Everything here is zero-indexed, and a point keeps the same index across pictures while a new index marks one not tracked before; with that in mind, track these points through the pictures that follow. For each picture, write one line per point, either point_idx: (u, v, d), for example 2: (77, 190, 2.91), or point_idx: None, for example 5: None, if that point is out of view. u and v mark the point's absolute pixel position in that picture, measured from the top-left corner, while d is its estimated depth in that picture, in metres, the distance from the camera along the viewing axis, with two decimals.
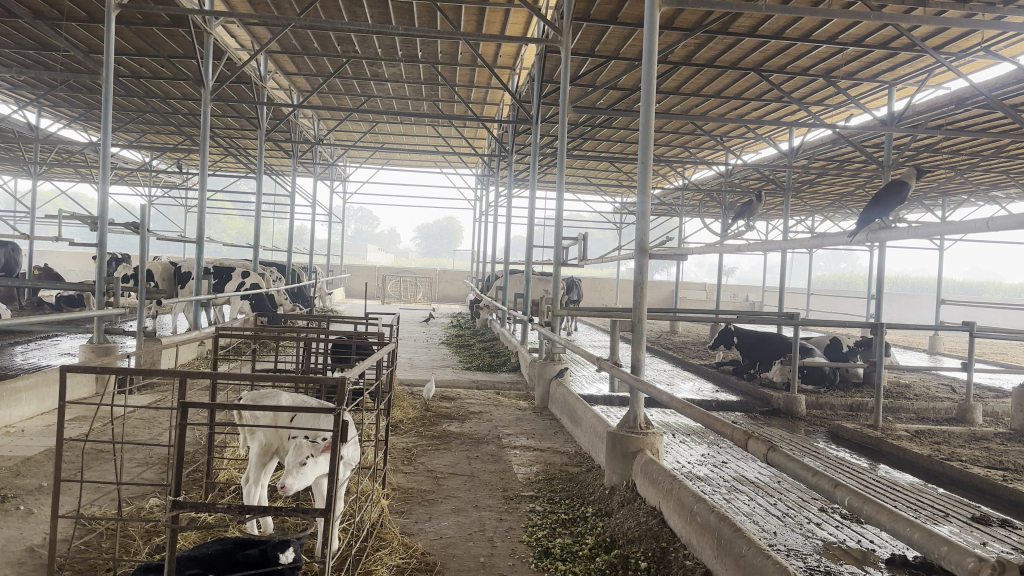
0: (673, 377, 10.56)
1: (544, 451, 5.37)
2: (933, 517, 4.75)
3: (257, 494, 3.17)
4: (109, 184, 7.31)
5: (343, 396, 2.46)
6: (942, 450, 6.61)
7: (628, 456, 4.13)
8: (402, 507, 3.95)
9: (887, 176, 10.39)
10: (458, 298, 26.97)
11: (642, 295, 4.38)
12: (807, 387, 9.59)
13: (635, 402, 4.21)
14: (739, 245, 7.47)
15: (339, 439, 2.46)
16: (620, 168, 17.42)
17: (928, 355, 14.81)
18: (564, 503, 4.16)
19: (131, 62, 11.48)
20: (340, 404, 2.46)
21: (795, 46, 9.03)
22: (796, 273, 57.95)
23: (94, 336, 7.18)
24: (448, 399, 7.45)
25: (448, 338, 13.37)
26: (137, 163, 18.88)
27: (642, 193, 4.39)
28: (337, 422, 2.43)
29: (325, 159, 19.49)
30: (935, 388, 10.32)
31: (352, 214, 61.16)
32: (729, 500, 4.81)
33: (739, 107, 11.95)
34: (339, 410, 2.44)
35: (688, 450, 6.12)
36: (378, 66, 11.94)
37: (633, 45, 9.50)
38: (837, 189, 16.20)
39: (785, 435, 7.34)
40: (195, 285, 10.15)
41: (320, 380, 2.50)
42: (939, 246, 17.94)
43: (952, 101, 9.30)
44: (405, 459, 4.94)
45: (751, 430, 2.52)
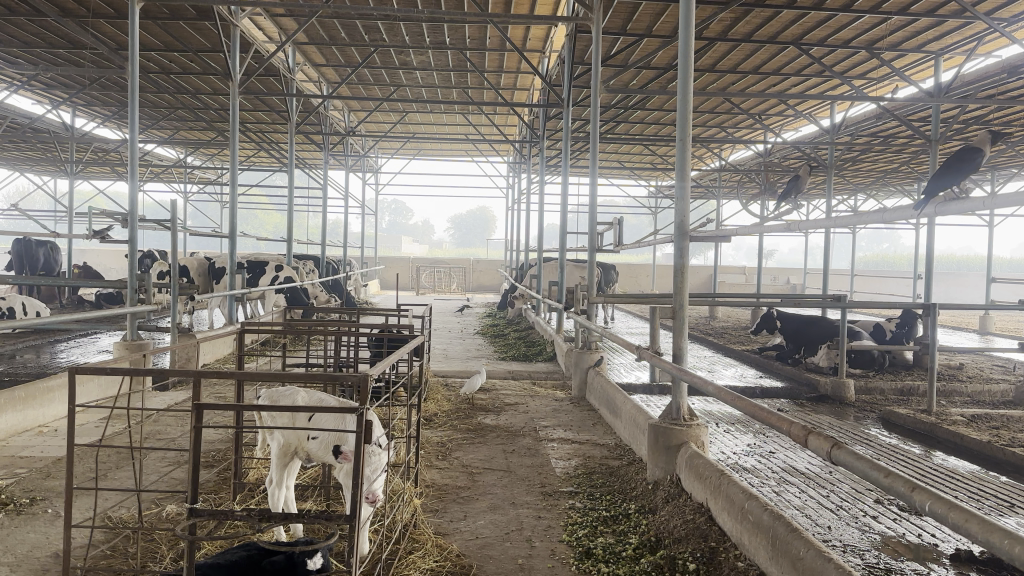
0: (715, 363, 10.31)
1: (583, 444, 5.19)
2: (997, 507, 4.48)
3: (280, 497, 3.07)
4: (138, 180, 7.25)
5: (367, 394, 2.31)
6: (1001, 435, 6.29)
7: (672, 449, 3.94)
8: (437, 505, 3.80)
9: (936, 151, 9.99)
10: (493, 288, 26.82)
11: (683, 281, 4.17)
12: (855, 371, 9.27)
13: (678, 392, 4.00)
14: (781, 226, 7.20)
15: (363, 440, 2.31)
16: (655, 152, 17.12)
17: (980, 335, 14.32)
18: (605, 499, 3.98)
19: (161, 57, 11.51)
20: (363, 402, 2.32)
21: (835, 17, 8.67)
22: (837, 254, 56.88)
23: (128, 333, 7.18)
24: (483, 390, 7.31)
25: (483, 327, 13.27)
26: (171, 160, 19.03)
27: (681, 174, 4.16)
28: (361, 420, 2.28)
29: (357, 151, 19.45)
30: (989, 370, 9.93)
31: (386, 206, 61.41)
32: (778, 493, 4.58)
33: (777, 83, 11.58)
34: (363, 409, 2.30)
35: (733, 440, 5.89)
36: (407, 54, 11.80)
37: (666, 21, 9.22)
38: (881, 166, 15.71)
39: (834, 422, 7.06)
40: (229, 280, 10.11)
41: (342, 378, 2.37)
42: (989, 222, 17.32)
43: (1002, 69, 8.85)
44: (439, 454, 4.80)
45: (811, 425, 2.28)
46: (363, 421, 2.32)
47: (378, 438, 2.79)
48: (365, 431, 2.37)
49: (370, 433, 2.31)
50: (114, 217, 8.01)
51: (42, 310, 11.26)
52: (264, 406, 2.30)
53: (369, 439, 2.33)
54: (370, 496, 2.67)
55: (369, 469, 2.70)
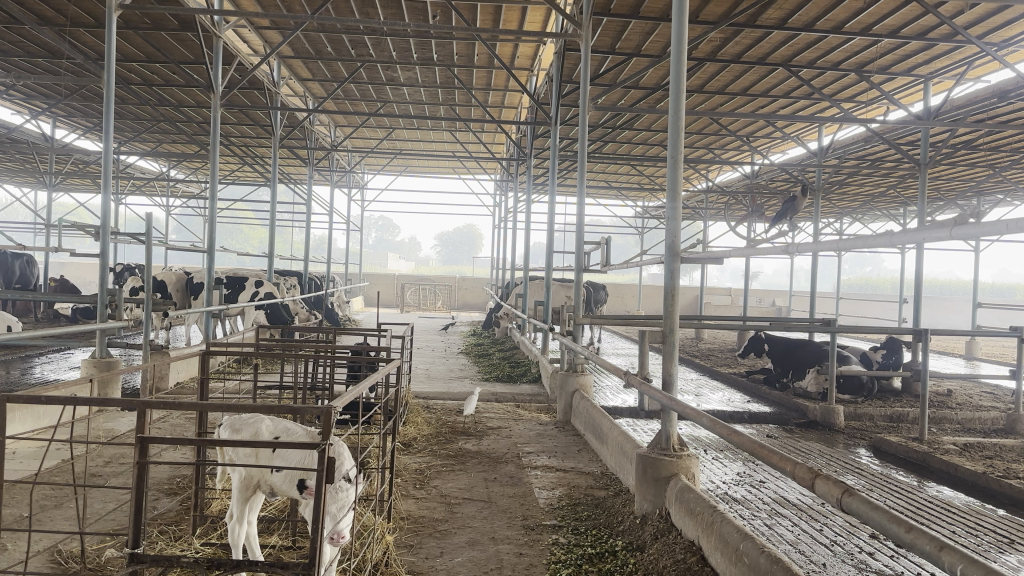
0: (702, 386, 10.14)
1: (568, 472, 4.98)
2: (997, 544, 4.29)
3: (241, 534, 2.87)
4: (111, 191, 6.99)
5: (330, 429, 2.10)
6: (995, 466, 6.13)
7: (660, 481, 3.76)
8: (412, 540, 3.58)
9: (925, 175, 9.93)
10: (478, 307, 26.56)
11: (674, 304, 4.00)
12: (844, 396, 9.13)
13: (668, 421, 3.82)
14: (771, 248, 7.06)
15: (325, 481, 2.10)
16: (642, 171, 17.07)
17: (966, 361, 14.25)
18: (591, 534, 3.78)
19: (143, 69, 11.32)
20: (326, 437, 2.11)
21: (825, 39, 8.60)
22: (823, 277, 57.04)
23: (97, 350, 6.93)
24: (465, 413, 7.09)
25: (467, 346, 13.07)
26: (153, 173, 18.78)
27: (673, 194, 4.00)
28: (323, 458, 2.08)
29: (342, 166, 19.26)
30: (978, 396, 9.80)
31: (372, 222, 61.17)
32: (770, 526, 4.38)
33: (766, 104, 11.52)
34: (326, 445, 2.09)
35: (722, 468, 5.70)
36: (393, 69, 11.68)
37: (655, 41, 9.13)
38: (868, 189, 15.68)
39: (823, 449, 6.90)
40: (207, 296, 9.86)
41: (303, 410, 2.15)
42: (975, 247, 17.32)
43: (993, 94, 8.77)
44: (417, 482, 4.58)
45: (818, 467, 2.09)
46: (325, 457, 2.11)
47: (347, 473, 2.57)
48: (329, 467, 2.18)
49: (332, 472, 2.11)
50: (88, 230, 7.77)
51: (14, 324, 10.98)
52: (217, 442, 2.11)
53: (331, 478, 2.11)
54: (335, 536, 2.45)
55: (335, 506, 2.48)
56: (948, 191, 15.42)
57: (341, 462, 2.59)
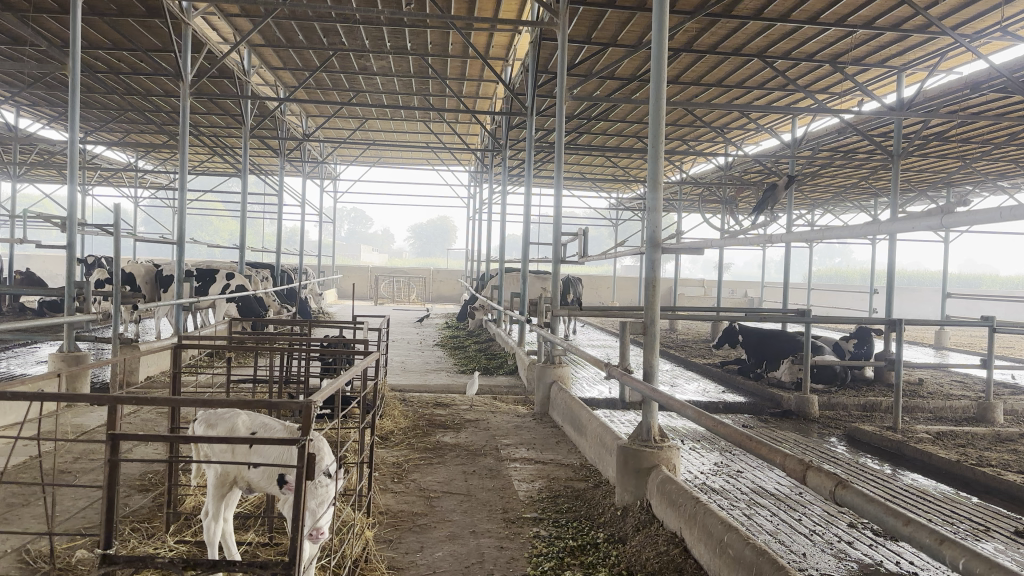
0: (677, 377, 10.16)
1: (547, 465, 4.94)
2: (974, 532, 4.33)
3: (217, 531, 2.80)
4: (77, 182, 6.80)
5: (309, 423, 2.02)
6: (968, 454, 6.20)
7: (642, 473, 3.73)
8: (391, 535, 3.52)
9: (897, 166, 10.03)
10: (453, 299, 26.45)
11: (655, 294, 3.97)
12: (818, 386, 9.21)
13: (649, 412, 3.80)
14: (748, 239, 7.08)
15: (305, 476, 2.03)
16: (617, 163, 17.07)
17: (935, 350, 14.47)
18: (571, 527, 3.74)
19: (109, 56, 11.07)
20: (306, 432, 2.03)
21: (801, 30, 8.62)
22: (794, 269, 57.67)
23: (64, 344, 6.77)
24: (442, 405, 7.03)
25: (442, 339, 13.00)
26: (120, 164, 18.43)
27: (654, 185, 3.97)
28: (303, 453, 2.00)
29: (314, 157, 19.05)
30: (947, 385, 9.94)
31: (345, 214, 60.74)
32: (750, 516, 4.39)
33: (741, 95, 11.55)
34: (305, 440, 2.01)
35: (699, 458, 5.70)
36: (366, 59, 11.55)
37: (632, 31, 9.11)
38: (839, 180, 15.82)
39: (798, 438, 6.94)
40: (177, 288, 9.68)
41: (280, 405, 2.07)
42: (944, 238, 17.55)
43: (965, 85, 8.83)
44: (395, 477, 4.51)
45: (810, 459, 2.07)
46: (305, 453, 2.04)
47: (327, 468, 2.51)
48: (308, 461, 2.11)
49: (312, 468, 2.04)
50: (53, 221, 7.57)
51: None
52: (195, 439, 2.03)
53: (310, 474, 2.04)
54: (315, 532, 2.39)
55: (315, 502, 2.42)
56: (917, 183, 15.62)
57: (322, 456, 2.53)
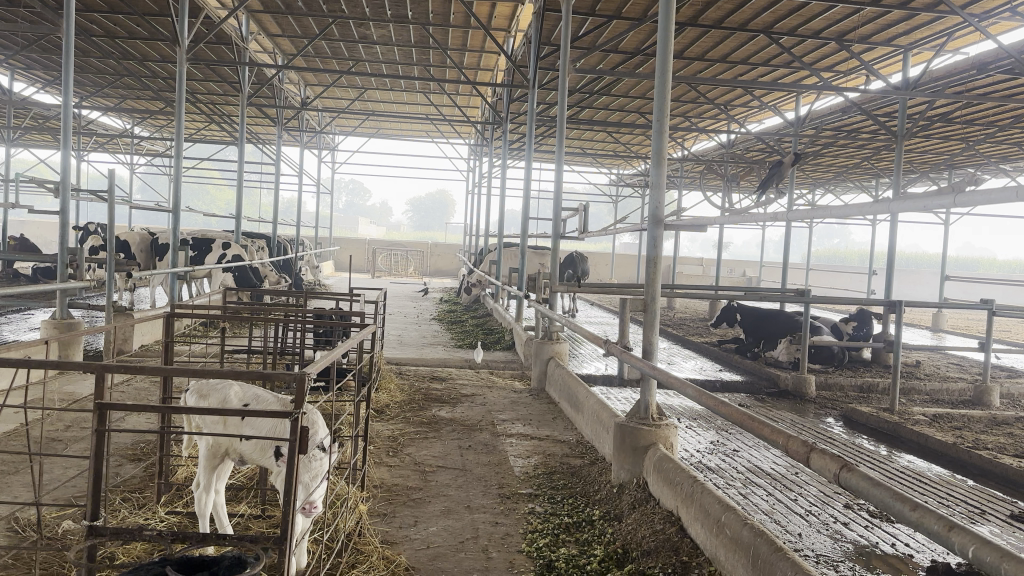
0: (674, 355, 10.14)
1: (543, 441, 4.91)
2: (970, 515, 4.31)
3: (209, 502, 2.78)
4: (71, 147, 6.70)
5: (303, 396, 1.95)
6: (965, 437, 6.19)
7: (639, 450, 3.70)
8: (385, 508, 3.50)
9: (901, 146, 9.93)
10: (450, 273, 26.40)
11: (656, 272, 3.91)
12: (815, 366, 9.20)
13: (647, 390, 3.76)
14: (749, 218, 7.02)
15: (298, 450, 1.96)
16: (618, 139, 16.96)
17: (933, 332, 14.46)
18: (567, 503, 3.71)
19: (105, 20, 10.90)
20: (299, 405, 1.96)
21: (808, 6, 8.48)
22: (793, 249, 57.58)
23: (57, 311, 6.71)
24: (438, 379, 7.01)
25: (439, 313, 12.96)
26: (117, 130, 18.25)
27: (657, 161, 3.90)
28: (296, 427, 1.93)
29: (313, 127, 18.88)
30: (945, 368, 9.93)
31: (343, 186, 60.46)
32: (746, 495, 4.37)
33: (745, 72, 11.42)
34: (299, 413, 1.94)
35: (696, 437, 5.68)
36: (366, 27, 11.40)
37: (636, 4, 8.97)
38: (842, 160, 15.72)
39: (795, 419, 6.93)
40: (172, 256, 9.61)
41: (273, 377, 1.99)
42: (945, 221, 17.47)
43: (972, 65, 8.70)
44: (390, 450, 4.48)
45: (812, 442, 2.03)
46: (298, 427, 1.97)
47: (320, 443, 2.47)
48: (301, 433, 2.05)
49: (305, 442, 1.97)
50: (46, 187, 7.46)
51: None
52: (186, 411, 1.96)
53: (304, 449, 1.97)
54: (307, 507, 2.35)
55: (307, 476, 2.38)
56: (920, 164, 15.52)
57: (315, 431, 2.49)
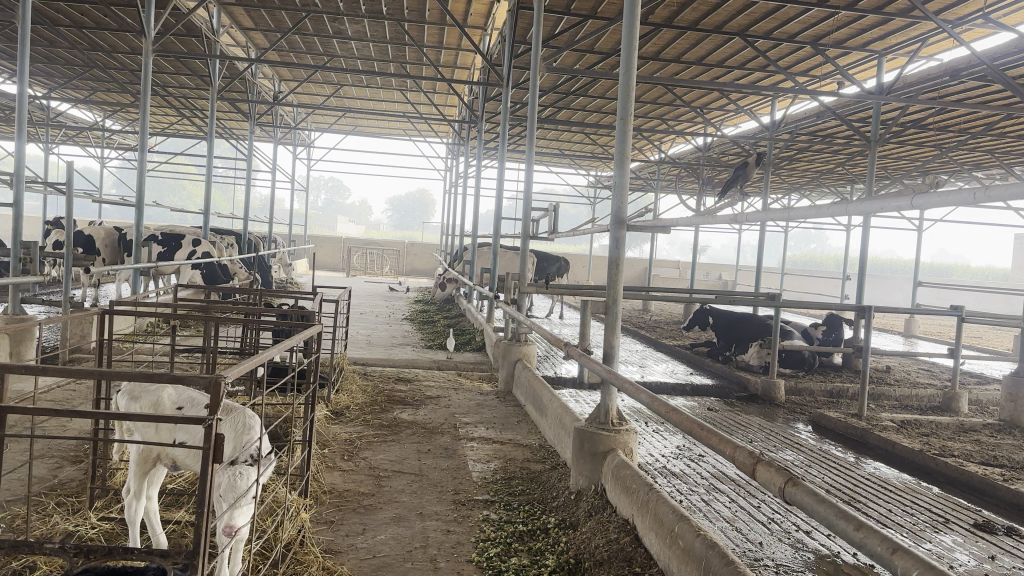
0: (646, 358, 10.07)
1: (504, 445, 4.80)
2: (933, 524, 4.27)
3: (139, 509, 2.65)
4: (24, 138, 6.48)
5: (217, 402, 1.83)
6: (932, 444, 6.16)
7: (597, 456, 3.61)
8: (334, 516, 3.37)
9: (875, 151, 9.93)
10: (427, 273, 26.22)
11: (617, 273, 3.81)
12: (785, 370, 9.17)
13: (607, 394, 3.66)
14: (721, 220, 6.96)
15: (212, 461, 1.84)
16: (595, 140, 16.92)
17: (904, 338, 14.54)
18: (523, 510, 3.60)
19: (71, 9, 10.66)
20: (214, 411, 1.84)
21: (784, 9, 8.44)
22: (770, 254, 57.93)
23: (8, 306, 6.49)
24: (403, 381, 6.87)
25: (411, 312, 12.81)
26: (87, 123, 17.92)
27: (620, 161, 3.81)
28: (209, 434, 1.81)
29: (288, 123, 18.66)
30: (914, 373, 9.95)
31: (322, 184, 60.04)
32: (708, 502, 4.29)
33: (721, 75, 11.39)
34: (213, 419, 1.82)
35: (662, 441, 5.60)
36: (340, 23, 11.27)
37: (612, 3, 8.90)
38: (817, 165, 15.78)
39: (763, 424, 6.87)
40: (135, 252, 9.39)
41: (187, 382, 1.88)
42: (918, 227, 17.60)
43: (945, 72, 8.71)
44: (345, 454, 4.35)
45: (759, 453, 1.94)
46: (212, 434, 1.85)
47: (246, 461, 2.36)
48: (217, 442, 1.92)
49: (221, 451, 1.86)
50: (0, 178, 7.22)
51: None
52: (98, 416, 1.86)
53: (219, 458, 1.86)
54: (228, 528, 2.23)
55: (231, 492, 2.27)
56: (893, 170, 15.63)
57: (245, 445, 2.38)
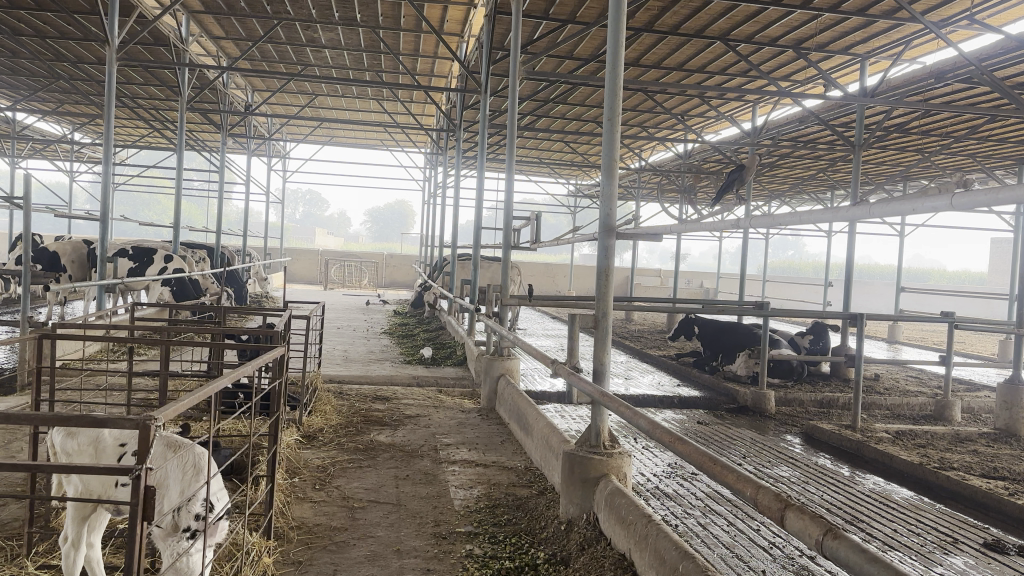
0: (631, 369, 9.83)
1: (488, 468, 4.53)
2: (941, 545, 4.04)
3: (78, 559, 2.36)
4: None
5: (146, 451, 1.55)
6: (931, 456, 5.95)
7: (589, 482, 3.34)
8: (301, 556, 3.07)
9: (859, 156, 9.78)
10: (407, 285, 25.91)
11: (607, 285, 3.56)
12: (773, 380, 8.95)
13: (598, 416, 3.40)
14: (706, 227, 6.75)
15: (139, 518, 1.57)
16: (575, 148, 16.75)
17: (889, 345, 14.42)
18: (509, 543, 3.33)
19: (33, 18, 10.31)
20: (141, 460, 1.56)
21: (767, 12, 8.26)
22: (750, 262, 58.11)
23: None
24: (381, 399, 6.56)
25: (391, 326, 12.52)
26: (55, 136, 17.50)
27: (608, 167, 3.57)
28: (137, 488, 1.55)
29: (262, 134, 18.35)
30: (904, 381, 9.79)
31: (300, 197, 59.57)
32: (705, 525, 4.03)
33: (702, 80, 11.23)
34: (140, 470, 1.55)
35: (652, 459, 5.34)
36: (314, 31, 11.02)
37: (591, 8, 8.71)
38: (798, 171, 15.68)
39: (755, 437, 6.64)
40: (101, 269, 9.01)
41: (114, 427, 1.60)
42: (900, 232, 17.54)
43: (931, 74, 8.58)
44: (317, 483, 4.06)
45: (790, 500, 1.70)
46: (141, 489, 1.58)
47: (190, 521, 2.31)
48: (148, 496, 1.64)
49: (150, 508, 1.58)
50: None
51: None
52: (27, 469, 1.62)
53: (148, 515, 1.59)
54: None
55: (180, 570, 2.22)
56: (875, 175, 15.56)
57: (192, 503, 2.29)
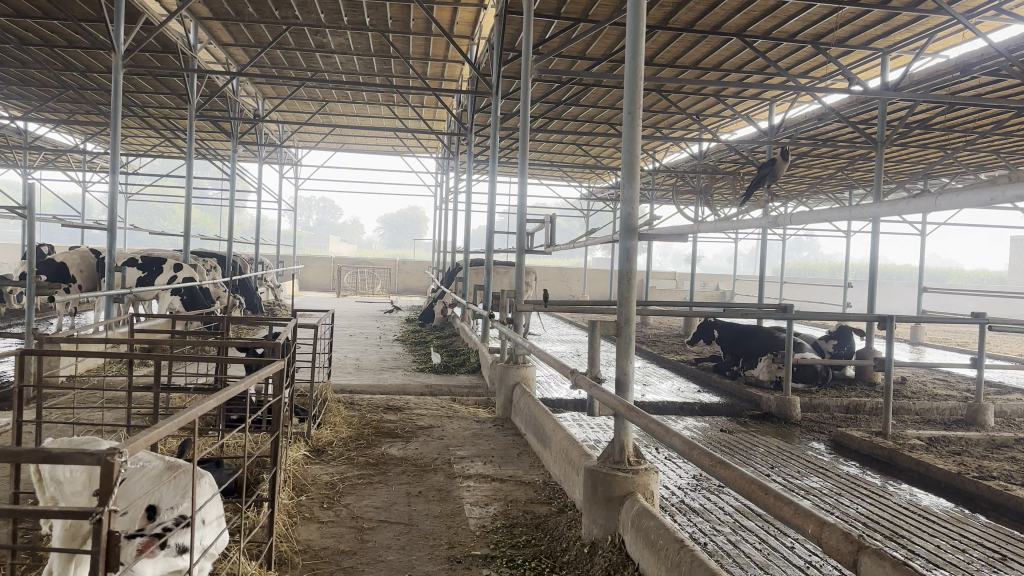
0: (650, 375, 9.59)
1: (504, 483, 4.31)
2: (989, 562, 3.79)
3: None
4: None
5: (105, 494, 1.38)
6: (968, 464, 5.67)
7: (614, 502, 3.12)
8: None
9: (882, 152, 9.51)
10: (420, 291, 25.76)
11: (629, 290, 3.35)
12: (797, 385, 8.68)
13: (622, 429, 3.18)
14: (725, 228, 6.52)
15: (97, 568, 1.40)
16: (588, 151, 16.54)
17: (913, 346, 14.10)
18: (528, 568, 3.11)
19: (41, 27, 10.23)
20: (102, 503, 1.39)
21: (785, 6, 8.02)
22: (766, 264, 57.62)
23: None
24: (393, 410, 6.35)
25: (403, 333, 12.35)
26: (66, 146, 17.44)
27: (628, 166, 3.35)
28: (97, 533, 1.39)
29: (273, 141, 18.26)
30: (932, 384, 9.49)
31: (313, 205, 59.61)
32: (737, 543, 3.80)
33: (718, 78, 10.99)
34: (99, 514, 1.38)
35: (676, 471, 5.10)
36: (322, 36, 10.87)
37: (604, 6, 8.49)
38: (816, 171, 15.40)
39: (781, 445, 6.38)
40: (108, 279, 8.86)
41: (73, 463, 1.42)
42: (921, 231, 17.22)
43: (956, 67, 8.31)
44: (325, 501, 3.86)
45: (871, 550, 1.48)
46: (101, 535, 1.42)
47: (182, 542, 2.13)
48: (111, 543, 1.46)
49: (109, 557, 1.41)
50: None
51: None
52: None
53: (109, 564, 1.42)
54: None
55: None
56: (895, 174, 15.25)
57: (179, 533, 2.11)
